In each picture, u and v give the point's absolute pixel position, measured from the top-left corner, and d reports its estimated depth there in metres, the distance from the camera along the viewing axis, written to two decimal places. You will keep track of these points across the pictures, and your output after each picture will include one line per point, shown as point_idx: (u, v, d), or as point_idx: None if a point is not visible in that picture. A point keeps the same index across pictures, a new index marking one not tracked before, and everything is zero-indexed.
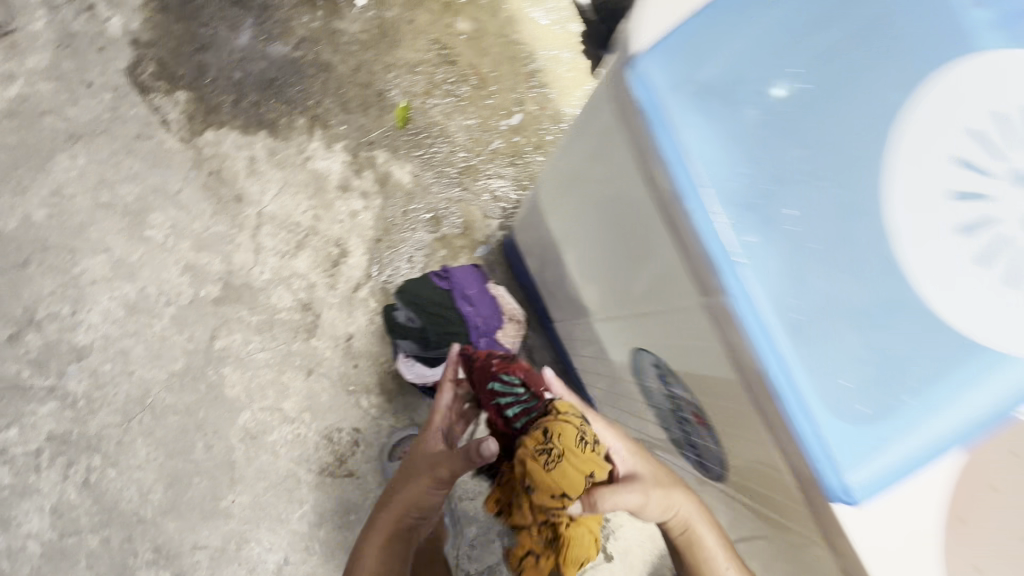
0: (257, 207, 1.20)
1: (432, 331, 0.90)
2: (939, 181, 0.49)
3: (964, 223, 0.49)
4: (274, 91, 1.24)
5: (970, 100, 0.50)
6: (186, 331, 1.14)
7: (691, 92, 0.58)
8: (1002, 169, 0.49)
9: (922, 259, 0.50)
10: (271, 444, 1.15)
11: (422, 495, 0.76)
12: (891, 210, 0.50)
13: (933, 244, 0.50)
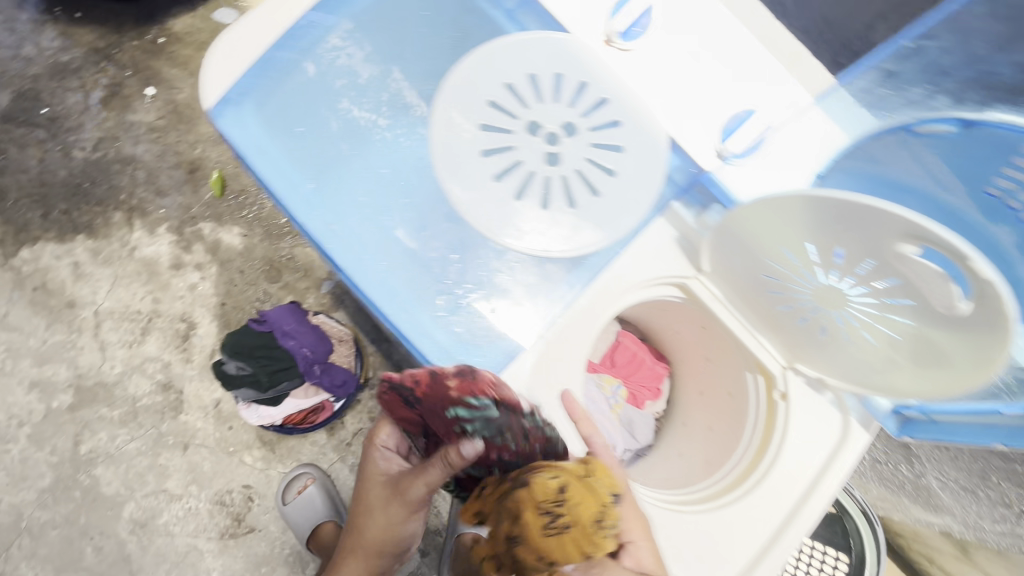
0: (92, 308, 1.23)
1: (263, 373, 0.98)
2: (478, 152, 0.64)
3: (498, 175, 0.64)
4: (82, 196, 1.28)
5: (486, 84, 0.64)
6: (46, 446, 1.16)
7: (271, 125, 0.67)
8: (517, 126, 0.64)
9: (484, 213, 0.64)
10: (163, 526, 1.17)
11: (382, 517, 0.67)
12: (456, 183, 0.64)
13: (486, 202, 0.64)
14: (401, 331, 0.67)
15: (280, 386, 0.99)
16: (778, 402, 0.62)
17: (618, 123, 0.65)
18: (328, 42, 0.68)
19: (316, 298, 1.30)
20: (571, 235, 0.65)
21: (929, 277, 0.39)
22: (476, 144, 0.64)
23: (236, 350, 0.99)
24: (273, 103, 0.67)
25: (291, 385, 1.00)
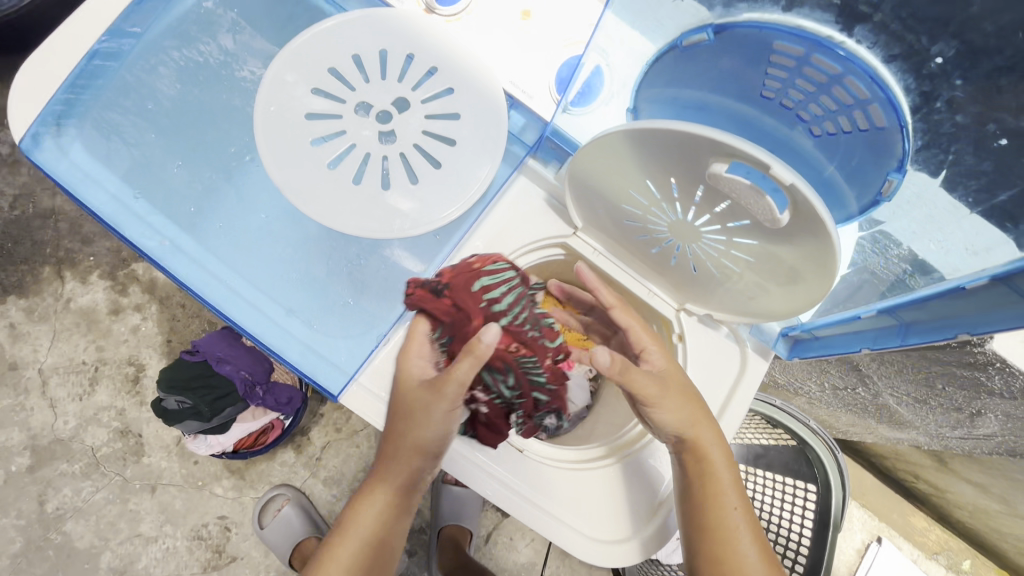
0: (35, 367, 1.22)
1: (202, 404, 0.96)
2: (301, 135, 0.56)
3: (330, 160, 0.56)
4: (7, 256, 1.26)
5: (310, 57, 0.56)
6: (12, 509, 1.16)
7: (103, 137, 0.66)
8: (349, 99, 0.56)
9: (318, 204, 0.56)
10: (144, 569, 1.17)
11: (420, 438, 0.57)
12: (279, 173, 0.55)
13: (318, 189, 0.56)
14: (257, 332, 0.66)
15: (223, 414, 0.98)
16: (677, 344, 0.62)
17: (452, 90, 0.57)
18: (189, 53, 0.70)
19: None
20: (420, 209, 0.58)
21: (745, 193, 0.38)
22: (302, 137, 0.56)
23: (170, 384, 0.96)
24: (113, 113, 0.67)
25: (234, 411, 0.99)
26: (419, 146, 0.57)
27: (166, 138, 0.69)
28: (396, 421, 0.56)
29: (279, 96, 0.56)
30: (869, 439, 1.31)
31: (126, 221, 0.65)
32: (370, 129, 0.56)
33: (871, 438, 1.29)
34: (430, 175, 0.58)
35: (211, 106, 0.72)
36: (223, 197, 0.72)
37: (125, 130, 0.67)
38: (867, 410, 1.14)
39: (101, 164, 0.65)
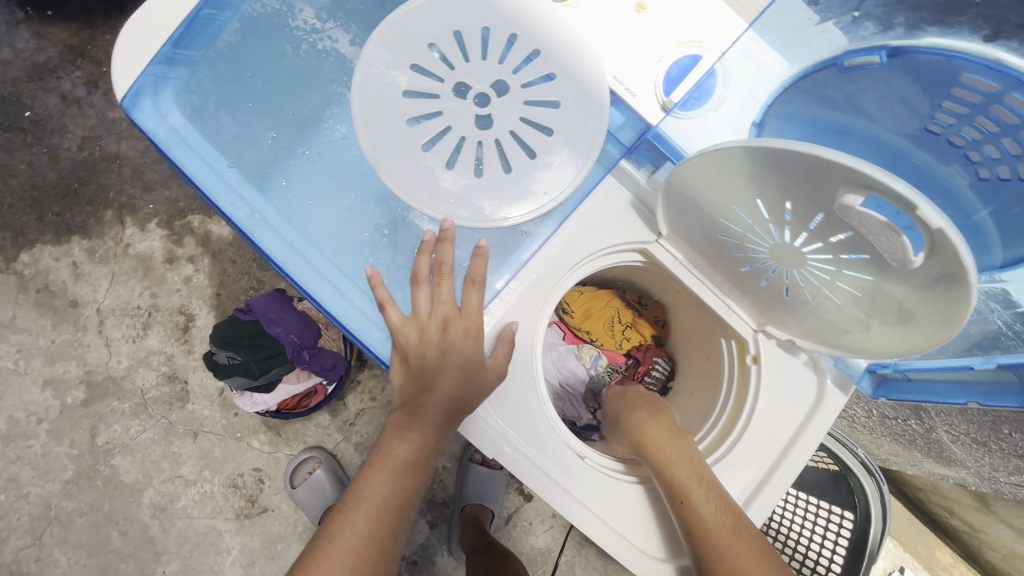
0: (94, 306, 1.27)
1: (252, 361, 0.98)
2: (396, 114, 0.55)
3: (425, 143, 0.55)
4: (73, 196, 1.29)
5: (410, 31, 0.54)
6: (65, 439, 1.21)
7: (186, 86, 0.58)
8: (449, 78, 0.54)
9: (408, 188, 0.56)
10: (182, 509, 1.23)
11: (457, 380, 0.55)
12: (369, 153, 0.55)
13: (408, 171, 0.55)
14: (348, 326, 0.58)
15: (271, 374, 1.01)
16: (750, 365, 0.60)
17: (553, 77, 0.55)
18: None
19: None
20: (510, 200, 0.57)
21: (875, 229, 0.36)
22: (399, 117, 0.55)
23: (221, 341, 0.99)
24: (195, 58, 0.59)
25: (281, 372, 1.02)
26: (515, 133, 0.55)
27: (254, 90, 0.61)
28: (429, 380, 0.55)
29: (374, 76, 0.54)
30: (908, 471, 1.26)
31: (216, 188, 0.57)
32: (467, 113, 0.55)
33: (910, 469, 1.25)
34: (524, 165, 0.56)
35: (292, 59, 0.62)
36: (301, 165, 0.62)
37: (205, 79, 0.59)
38: (914, 443, 1.10)
39: (188, 118, 0.58)
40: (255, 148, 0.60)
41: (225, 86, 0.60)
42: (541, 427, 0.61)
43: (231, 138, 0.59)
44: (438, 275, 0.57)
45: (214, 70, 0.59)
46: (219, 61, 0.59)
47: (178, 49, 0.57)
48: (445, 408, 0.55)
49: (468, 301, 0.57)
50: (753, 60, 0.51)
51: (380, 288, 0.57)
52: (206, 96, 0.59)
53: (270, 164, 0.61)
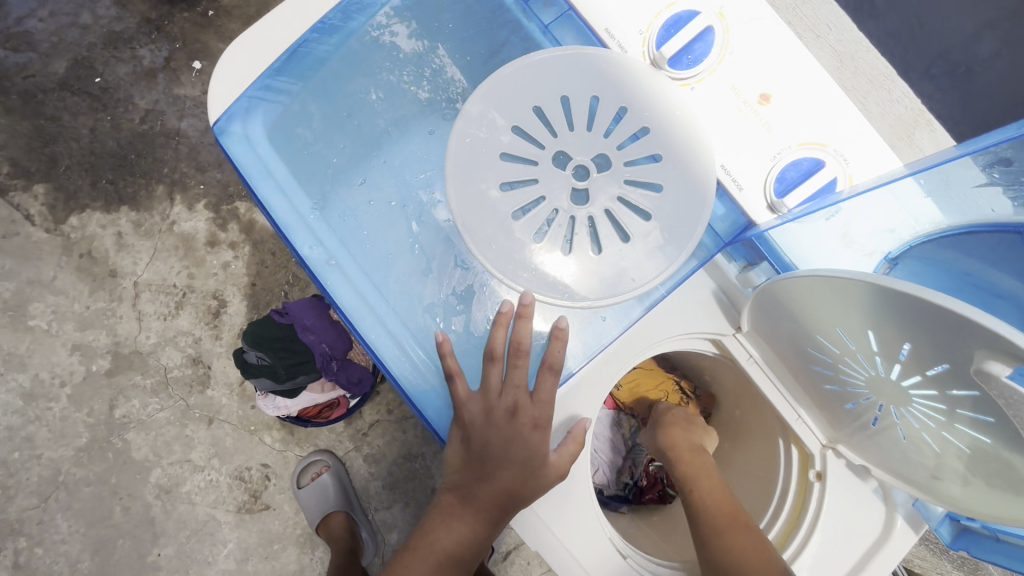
0: (132, 278, 1.27)
1: (281, 366, 0.97)
2: (493, 177, 0.53)
3: (517, 208, 0.53)
4: (128, 167, 1.30)
5: (517, 96, 0.53)
6: (85, 406, 1.22)
7: (277, 123, 0.56)
8: (550, 148, 0.53)
9: (493, 253, 0.53)
10: (186, 494, 1.22)
11: (513, 483, 0.56)
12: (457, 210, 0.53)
13: (496, 234, 0.53)
14: (409, 389, 0.57)
15: (297, 383, 0.99)
16: (813, 482, 0.59)
17: (658, 159, 0.53)
18: (371, 26, 0.58)
19: None
20: (598, 281, 0.53)
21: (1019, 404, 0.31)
22: (494, 176, 0.53)
23: (254, 339, 0.98)
24: (284, 88, 0.56)
25: (306, 381, 1.00)
26: (612, 213, 0.54)
27: (342, 131, 0.59)
28: (485, 471, 0.56)
29: (474, 134, 0.53)
30: None
31: (293, 227, 0.55)
32: (566, 186, 0.53)
33: None
34: (618, 248, 0.54)
35: (385, 101, 0.60)
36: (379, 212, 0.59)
37: (295, 116, 0.57)
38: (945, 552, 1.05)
39: (273, 153, 0.56)
40: (340, 187, 0.58)
41: (315, 123, 0.58)
42: (587, 521, 0.62)
43: (313, 177, 0.57)
44: (516, 358, 0.56)
45: (304, 105, 0.58)
46: (312, 98, 0.58)
47: (273, 85, 0.55)
48: (499, 500, 0.56)
49: (541, 387, 0.56)
50: (899, 200, 0.47)
51: (450, 358, 0.55)
52: (295, 132, 0.57)
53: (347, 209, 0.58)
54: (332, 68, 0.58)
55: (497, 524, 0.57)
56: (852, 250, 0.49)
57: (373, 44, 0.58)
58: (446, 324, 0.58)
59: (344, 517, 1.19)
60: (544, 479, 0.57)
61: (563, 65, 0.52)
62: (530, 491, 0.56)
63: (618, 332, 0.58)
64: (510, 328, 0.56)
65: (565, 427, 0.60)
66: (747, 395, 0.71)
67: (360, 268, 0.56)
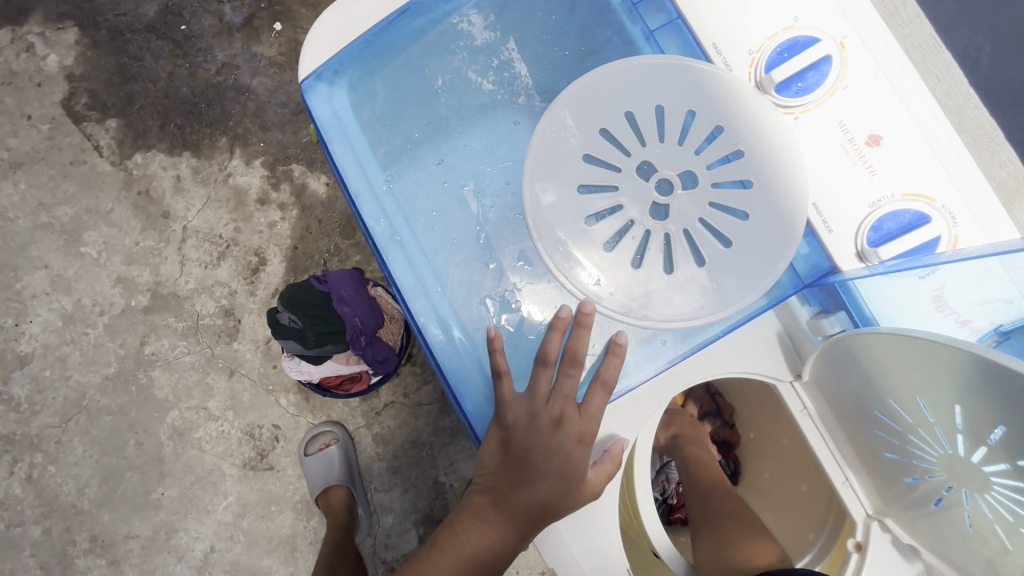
0: (182, 222, 1.30)
1: (311, 332, 0.97)
2: (573, 177, 0.51)
3: (592, 214, 0.51)
4: (197, 115, 1.34)
5: (610, 99, 0.51)
6: (118, 338, 1.25)
7: (362, 93, 0.56)
8: (636, 158, 0.51)
9: (560, 255, 0.51)
10: (197, 440, 1.24)
11: (549, 494, 0.55)
12: (530, 205, 0.51)
13: (566, 236, 0.51)
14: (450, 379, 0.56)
15: (324, 352, 0.99)
16: (851, 551, 0.55)
17: (747, 186, 0.51)
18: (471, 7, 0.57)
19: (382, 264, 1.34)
20: (661, 301, 0.51)
21: None
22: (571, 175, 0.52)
23: (290, 301, 0.98)
24: (374, 56, 0.56)
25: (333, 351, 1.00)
26: (690, 235, 0.51)
27: (425, 109, 0.58)
28: (522, 478, 0.55)
29: (560, 130, 0.51)
30: None
31: (361, 196, 0.55)
32: (647, 199, 0.51)
33: None
34: (691, 271, 0.51)
35: (473, 85, 0.59)
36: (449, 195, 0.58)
37: (381, 87, 0.57)
38: None
39: (353, 120, 0.56)
40: (416, 165, 0.57)
41: (399, 98, 0.58)
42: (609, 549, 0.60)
43: (389, 149, 0.57)
44: (569, 365, 0.54)
45: (391, 77, 0.57)
46: (400, 72, 0.57)
47: (364, 54, 0.55)
48: (532, 509, 0.55)
49: (590, 401, 0.55)
50: (1010, 272, 0.43)
51: (499, 355, 0.54)
52: (380, 104, 0.57)
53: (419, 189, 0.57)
54: (414, 47, 0.57)
55: (526, 532, 0.56)
56: (949, 317, 0.45)
57: (451, 30, 0.57)
58: (499, 321, 0.57)
59: (344, 494, 1.18)
60: (579, 495, 0.56)
61: (662, 76, 0.51)
62: (565, 504, 0.55)
63: (680, 356, 0.55)
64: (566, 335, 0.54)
65: (603, 446, 0.59)
66: (783, 431, 0.77)
67: (421, 249, 0.55)
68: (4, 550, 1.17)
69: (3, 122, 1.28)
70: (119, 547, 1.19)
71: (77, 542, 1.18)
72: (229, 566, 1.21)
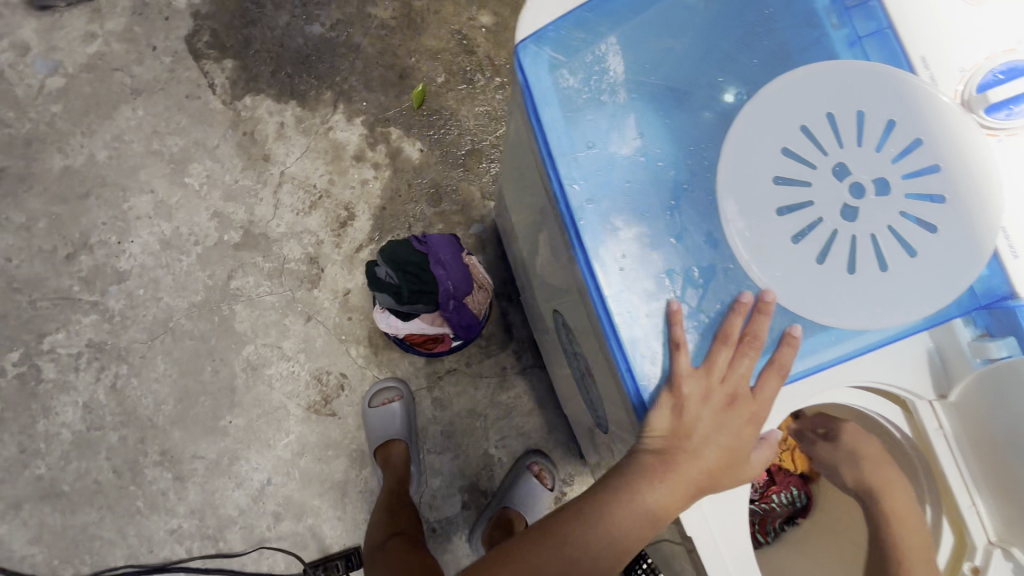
0: (281, 167, 1.35)
1: (406, 289, 1.01)
2: (769, 169, 0.60)
3: (782, 204, 0.59)
4: (307, 66, 1.38)
5: (812, 103, 0.59)
6: (208, 269, 1.30)
7: (567, 71, 0.64)
8: (830, 159, 0.59)
9: (749, 232, 0.60)
10: (268, 377, 1.29)
11: (720, 463, 0.62)
12: (724, 188, 0.61)
13: (756, 220, 0.60)
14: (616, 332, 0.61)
15: (414, 310, 1.03)
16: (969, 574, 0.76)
17: (937, 199, 0.58)
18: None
19: (462, 235, 1.37)
20: (829, 288, 0.59)
21: None
22: (778, 172, 0.59)
23: (389, 257, 1.02)
24: (586, 34, 0.63)
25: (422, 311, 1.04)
26: (874, 236, 0.58)
27: (625, 87, 0.64)
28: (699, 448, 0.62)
29: (760, 124, 0.60)
30: None
31: (559, 159, 0.63)
32: (835, 197, 0.58)
33: None
34: (863, 266, 0.59)
35: (675, 70, 0.64)
36: (644, 170, 0.64)
37: (586, 66, 0.64)
38: None
39: (556, 94, 0.64)
40: (613, 138, 0.64)
41: (603, 76, 0.64)
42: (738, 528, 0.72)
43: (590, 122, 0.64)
44: (742, 350, 0.61)
45: (600, 54, 0.64)
46: (605, 53, 0.64)
47: (574, 34, 0.63)
48: (703, 477, 0.62)
49: (763, 388, 0.61)
50: None
51: (676, 328, 0.60)
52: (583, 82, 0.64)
53: (611, 161, 0.64)
54: (613, 32, 0.64)
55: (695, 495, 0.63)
56: None
57: (656, 16, 0.64)
58: (681, 294, 0.63)
59: (404, 447, 1.24)
60: (738, 471, 0.64)
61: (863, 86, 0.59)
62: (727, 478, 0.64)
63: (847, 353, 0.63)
64: (743, 319, 0.61)
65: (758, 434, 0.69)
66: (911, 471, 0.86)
67: (608, 213, 0.63)
68: (81, 451, 1.24)
69: (129, 49, 1.34)
70: (185, 465, 1.25)
71: (148, 454, 1.25)
72: (283, 500, 1.27)
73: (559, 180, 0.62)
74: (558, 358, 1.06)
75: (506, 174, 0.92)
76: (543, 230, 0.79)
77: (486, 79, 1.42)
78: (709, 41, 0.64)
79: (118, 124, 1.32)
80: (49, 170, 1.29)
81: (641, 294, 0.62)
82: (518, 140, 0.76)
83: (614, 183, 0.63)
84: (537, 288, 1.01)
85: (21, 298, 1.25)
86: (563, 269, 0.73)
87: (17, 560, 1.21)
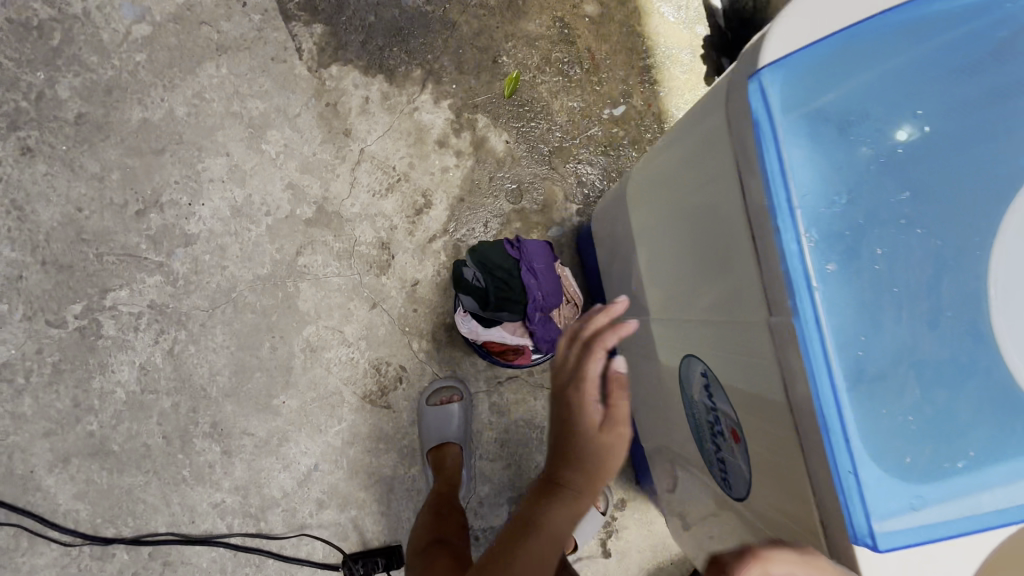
0: (361, 144, 1.28)
1: (493, 294, 0.94)
2: None
3: None
4: (399, 40, 1.30)
5: None
6: (277, 242, 1.26)
7: (807, 110, 0.54)
8: None
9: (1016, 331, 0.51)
10: (326, 360, 1.25)
11: (570, 433, 0.73)
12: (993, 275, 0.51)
13: None
14: (842, 432, 0.48)
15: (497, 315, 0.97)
16: None
17: None
18: (959, 32, 0.52)
19: (540, 237, 1.29)
20: None
21: None
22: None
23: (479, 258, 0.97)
24: (839, 67, 0.53)
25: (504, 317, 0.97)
26: None
27: (875, 138, 0.55)
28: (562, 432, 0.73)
29: None
30: None
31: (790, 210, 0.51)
32: None
33: None
34: None
35: (942, 121, 0.54)
36: (892, 237, 0.53)
37: (827, 108, 0.54)
38: None
39: (791, 133, 0.53)
40: (854, 195, 0.54)
41: (847, 122, 0.55)
42: None
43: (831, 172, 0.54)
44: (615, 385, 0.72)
45: (847, 95, 0.54)
46: (852, 94, 0.54)
47: (825, 64, 0.53)
48: (567, 454, 0.72)
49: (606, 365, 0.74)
50: None
51: None
52: (824, 126, 0.54)
53: (851, 222, 0.53)
54: (869, 67, 0.53)
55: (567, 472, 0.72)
56: None
57: (928, 54, 0.53)
58: (923, 393, 0.51)
59: (457, 453, 1.19)
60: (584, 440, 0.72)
61: None
62: (603, 450, 0.71)
63: None
64: None
65: None
66: None
67: (846, 284, 0.52)
68: (134, 412, 1.21)
69: (218, 2, 1.28)
70: (234, 440, 1.22)
71: (199, 423, 1.22)
72: (327, 488, 1.24)
73: (790, 235, 0.51)
74: (646, 391, 0.98)
75: (648, 197, 0.81)
76: (698, 257, 0.68)
77: (583, 73, 1.33)
78: (990, 91, 0.53)
79: (200, 81, 1.27)
80: (127, 121, 1.25)
81: (875, 388, 0.51)
82: (701, 152, 0.65)
83: (854, 249, 0.53)
84: (636, 311, 0.94)
85: (87, 250, 1.22)
86: (732, 312, 0.62)
87: (60, 514, 1.19)
